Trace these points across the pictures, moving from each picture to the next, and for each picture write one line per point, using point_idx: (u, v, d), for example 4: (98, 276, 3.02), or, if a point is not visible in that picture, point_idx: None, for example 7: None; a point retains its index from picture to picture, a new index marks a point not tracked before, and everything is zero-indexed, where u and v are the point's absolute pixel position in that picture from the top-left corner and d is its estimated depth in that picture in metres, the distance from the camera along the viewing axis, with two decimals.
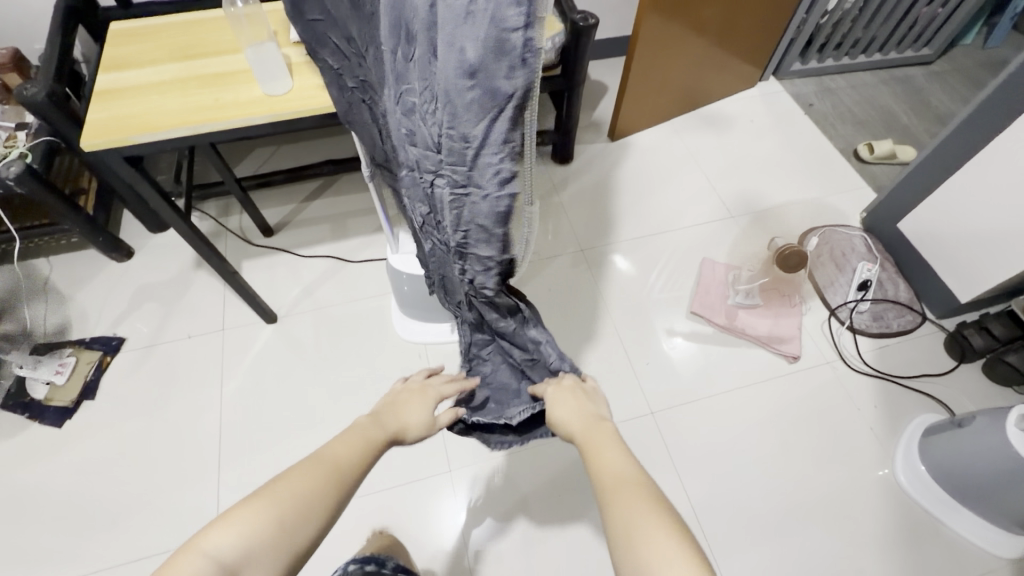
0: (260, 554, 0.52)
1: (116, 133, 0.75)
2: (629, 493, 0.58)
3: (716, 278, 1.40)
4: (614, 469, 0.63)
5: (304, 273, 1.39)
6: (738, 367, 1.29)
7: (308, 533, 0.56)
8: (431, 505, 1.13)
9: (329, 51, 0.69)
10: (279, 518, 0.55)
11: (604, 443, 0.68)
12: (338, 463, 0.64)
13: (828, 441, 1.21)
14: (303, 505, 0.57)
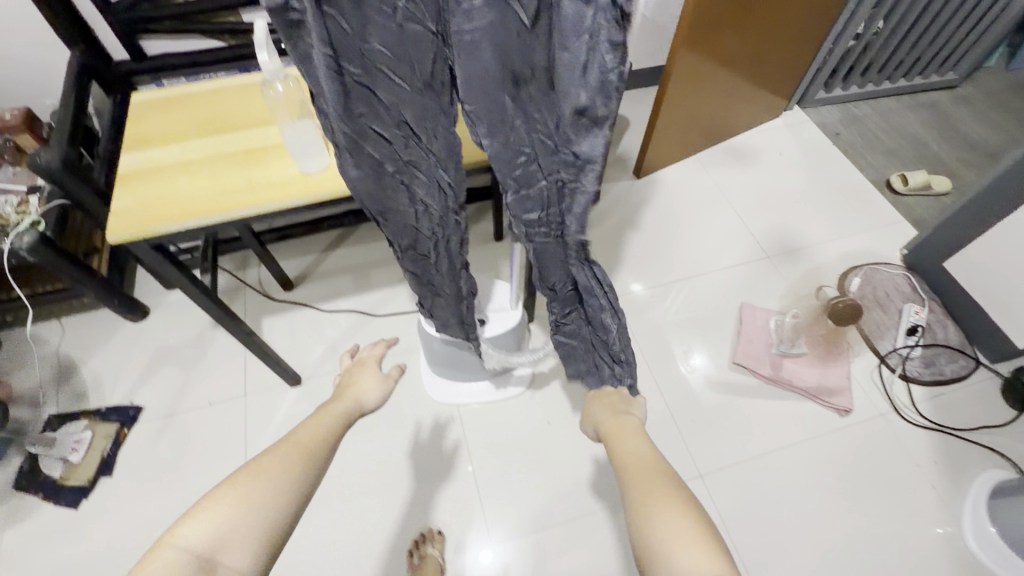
0: (234, 533, 0.58)
1: (144, 222, 0.70)
2: (652, 481, 0.66)
3: (759, 325, 1.34)
4: (634, 459, 0.72)
5: (329, 329, 1.35)
6: (787, 422, 1.23)
7: (278, 511, 0.62)
8: None
9: (371, 142, 0.64)
10: (243, 501, 0.61)
11: (623, 440, 0.79)
12: (295, 447, 0.71)
13: (890, 502, 1.13)
14: (266, 489, 0.63)
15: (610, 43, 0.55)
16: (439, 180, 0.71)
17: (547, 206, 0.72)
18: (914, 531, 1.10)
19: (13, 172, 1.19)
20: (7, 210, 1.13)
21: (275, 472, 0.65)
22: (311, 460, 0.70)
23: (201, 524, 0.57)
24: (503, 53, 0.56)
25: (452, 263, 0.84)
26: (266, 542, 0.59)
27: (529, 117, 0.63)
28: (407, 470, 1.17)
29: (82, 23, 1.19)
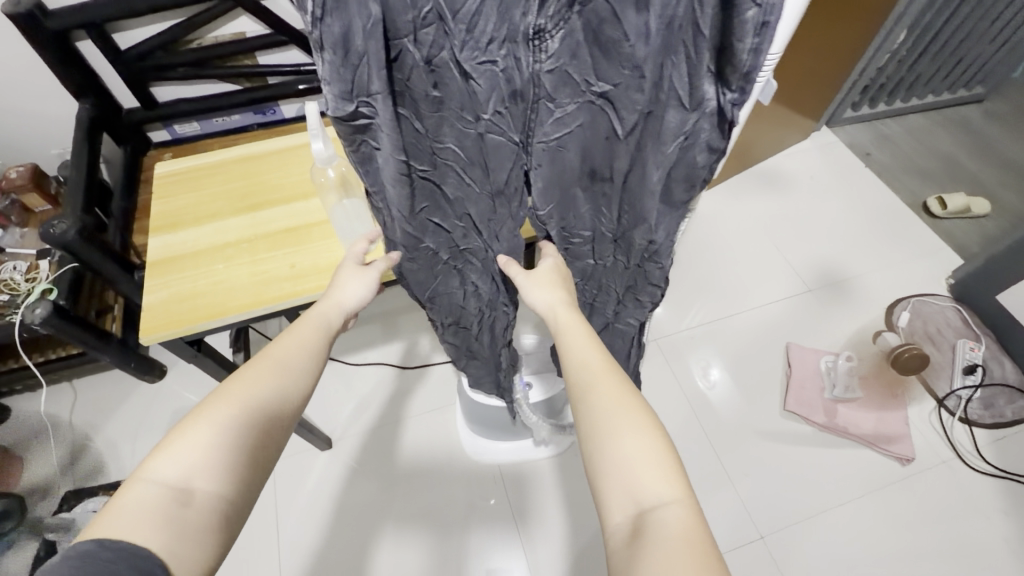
0: (208, 474, 0.43)
1: (179, 319, 0.64)
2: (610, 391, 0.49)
3: (809, 367, 1.29)
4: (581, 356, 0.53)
5: (357, 384, 1.28)
6: (846, 473, 1.17)
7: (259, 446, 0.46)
8: None
9: (429, 233, 0.58)
10: (222, 424, 0.45)
11: (578, 330, 0.55)
12: (274, 354, 0.51)
13: (961, 558, 1.07)
14: (248, 407, 0.47)
15: (708, 145, 0.46)
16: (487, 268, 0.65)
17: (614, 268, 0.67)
18: None
19: (21, 234, 1.12)
20: (16, 278, 1.06)
21: (254, 388, 0.48)
22: (294, 375, 0.51)
23: (176, 450, 0.43)
24: (588, 147, 0.51)
25: (492, 338, 0.78)
26: (253, 464, 0.46)
27: (595, 210, 0.59)
28: (448, 543, 1.09)
29: (93, 74, 1.12)
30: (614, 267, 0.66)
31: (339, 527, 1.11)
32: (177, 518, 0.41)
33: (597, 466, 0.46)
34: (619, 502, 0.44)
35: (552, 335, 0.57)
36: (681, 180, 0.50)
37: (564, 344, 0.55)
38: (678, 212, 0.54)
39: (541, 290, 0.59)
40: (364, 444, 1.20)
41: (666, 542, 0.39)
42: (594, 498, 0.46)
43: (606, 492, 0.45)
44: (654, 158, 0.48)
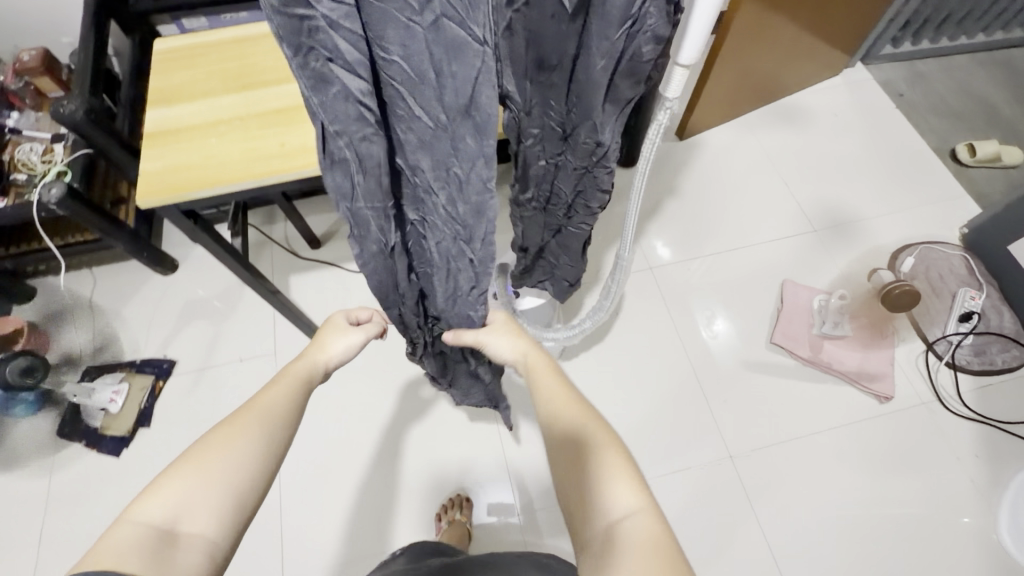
0: (200, 509, 0.48)
1: (173, 189, 0.66)
2: (576, 423, 0.57)
3: (800, 304, 1.29)
4: (550, 398, 0.62)
5: (355, 290, 1.33)
6: (822, 406, 1.20)
7: (242, 483, 0.51)
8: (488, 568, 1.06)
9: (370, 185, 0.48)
10: (209, 470, 0.50)
11: (552, 375, 0.65)
12: (270, 404, 0.58)
13: (922, 491, 1.12)
14: (236, 453, 0.52)
15: (654, 34, 0.48)
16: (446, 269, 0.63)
17: (561, 188, 0.69)
18: (945, 525, 1.09)
19: (36, 118, 1.15)
20: (32, 159, 1.10)
21: (253, 429, 0.54)
22: (281, 424, 0.57)
23: (165, 493, 0.47)
24: (537, 30, 0.50)
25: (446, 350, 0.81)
26: (238, 510, 0.50)
27: (543, 103, 0.58)
28: (435, 442, 1.17)
29: None
30: (564, 173, 0.66)
31: (337, 420, 1.20)
32: (164, 555, 0.44)
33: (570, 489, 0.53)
34: (590, 517, 0.50)
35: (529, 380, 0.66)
36: (625, 75, 0.52)
37: (539, 391, 0.63)
38: (622, 109, 0.57)
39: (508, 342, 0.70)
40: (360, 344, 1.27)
41: (628, 545, 0.45)
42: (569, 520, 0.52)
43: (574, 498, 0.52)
44: (597, 48, 0.50)
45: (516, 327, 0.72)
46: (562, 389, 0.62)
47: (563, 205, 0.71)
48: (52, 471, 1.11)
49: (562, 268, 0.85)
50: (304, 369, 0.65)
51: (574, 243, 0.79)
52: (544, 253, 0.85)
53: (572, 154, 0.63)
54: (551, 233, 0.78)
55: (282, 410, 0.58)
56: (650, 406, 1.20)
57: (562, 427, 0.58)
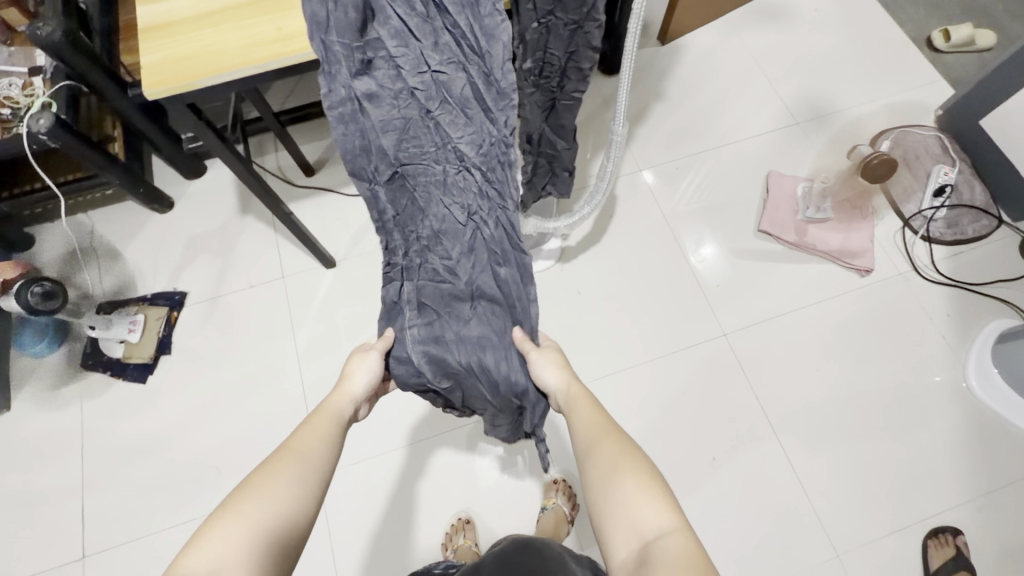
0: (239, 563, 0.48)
1: (175, 78, 0.68)
2: (610, 447, 0.59)
3: (785, 192, 1.35)
4: (584, 421, 0.63)
5: (353, 214, 1.34)
6: (809, 285, 1.28)
7: (285, 526, 0.53)
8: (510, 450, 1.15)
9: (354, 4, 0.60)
10: (248, 515, 0.51)
11: (583, 402, 0.65)
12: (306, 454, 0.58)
13: (901, 352, 1.22)
14: (273, 499, 0.53)
15: None
16: (462, 117, 0.69)
17: (558, 55, 0.72)
18: (920, 379, 1.19)
19: (9, 53, 1.12)
20: (14, 93, 1.08)
21: (284, 476, 0.55)
22: (315, 467, 0.58)
23: (206, 548, 0.49)
24: None
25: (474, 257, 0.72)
26: (280, 556, 0.51)
27: None
28: None
29: None
30: (558, 32, 0.69)
31: (350, 335, 1.23)
32: None
33: (602, 508, 0.56)
34: (624, 540, 0.53)
35: (561, 408, 0.66)
36: None
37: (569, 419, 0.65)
38: None
39: (552, 369, 0.68)
40: (364, 265, 1.29)
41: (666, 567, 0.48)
42: (602, 537, 0.56)
43: (611, 532, 0.54)
44: None
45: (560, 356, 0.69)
46: (600, 422, 0.62)
47: (556, 73, 0.75)
48: (82, 401, 1.16)
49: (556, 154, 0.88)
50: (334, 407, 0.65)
51: (570, 112, 0.81)
52: (542, 147, 0.87)
53: (563, 10, 0.67)
54: (545, 112, 0.81)
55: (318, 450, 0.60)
56: (646, 298, 1.26)
57: (600, 456, 0.59)
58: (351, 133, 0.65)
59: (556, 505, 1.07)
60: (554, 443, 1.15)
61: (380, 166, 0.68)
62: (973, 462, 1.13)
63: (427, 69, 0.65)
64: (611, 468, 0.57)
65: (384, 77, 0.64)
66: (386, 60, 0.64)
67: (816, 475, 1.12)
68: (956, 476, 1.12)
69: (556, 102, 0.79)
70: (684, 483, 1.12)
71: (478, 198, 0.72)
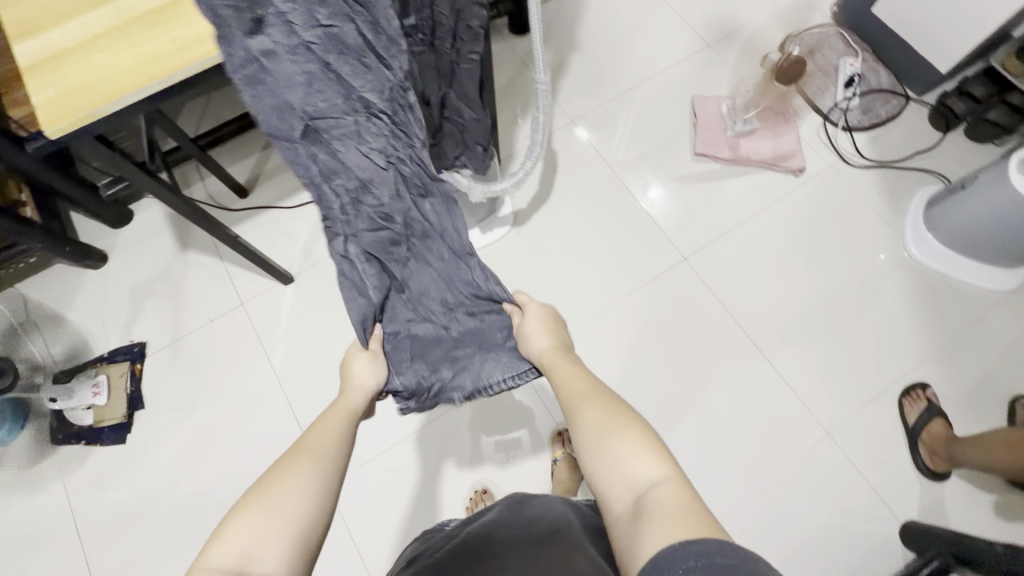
0: (264, 552, 0.49)
1: (76, 109, 0.64)
2: (597, 404, 0.61)
3: (711, 113, 1.40)
4: (572, 382, 0.66)
5: (299, 225, 1.31)
6: (752, 195, 1.33)
7: (303, 519, 0.52)
8: (510, 415, 1.17)
9: None
10: (271, 509, 0.52)
11: (571, 368, 0.68)
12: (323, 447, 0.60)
13: (845, 238, 1.30)
14: (295, 492, 0.54)
15: None
16: (363, 67, 0.66)
17: (444, 11, 0.70)
18: (867, 259, 1.28)
19: None
20: None
21: (305, 471, 0.56)
22: (334, 460, 0.59)
23: (230, 540, 0.49)
24: None
25: (401, 199, 0.73)
26: (302, 547, 0.51)
27: None
28: None
29: None
30: None
31: (326, 346, 1.21)
32: None
33: (593, 461, 0.56)
34: (618, 492, 0.53)
35: (546, 371, 0.70)
36: None
37: (556, 381, 0.68)
38: None
39: (535, 338, 0.73)
40: (322, 273, 1.27)
41: (660, 512, 0.47)
42: (596, 492, 0.55)
43: (606, 486, 0.54)
44: None
45: (544, 323, 0.75)
46: (585, 384, 0.65)
47: (447, 35, 0.73)
48: (63, 477, 1.11)
49: (467, 125, 0.88)
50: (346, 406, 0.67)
51: (471, 80, 0.81)
52: (447, 113, 0.86)
53: None
54: (446, 79, 0.80)
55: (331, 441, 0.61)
56: (606, 242, 1.30)
57: (589, 412, 0.61)
58: (259, 94, 0.62)
59: (566, 455, 1.10)
60: (549, 399, 1.18)
61: (292, 124, 0.64)
62: (928, 321, 1.22)
63: (319, 24, 0.62)
64: (599, 421, 0.59)
65: (278, 34, 0.60)
66: (276, 18, 0.60)
67: (795, 368, 1.19)
68: (916, 337, 1.21)
69: (452, 68, 0.78)
70: (678, 405, 1.17)
71: (393, 141, 0.70)
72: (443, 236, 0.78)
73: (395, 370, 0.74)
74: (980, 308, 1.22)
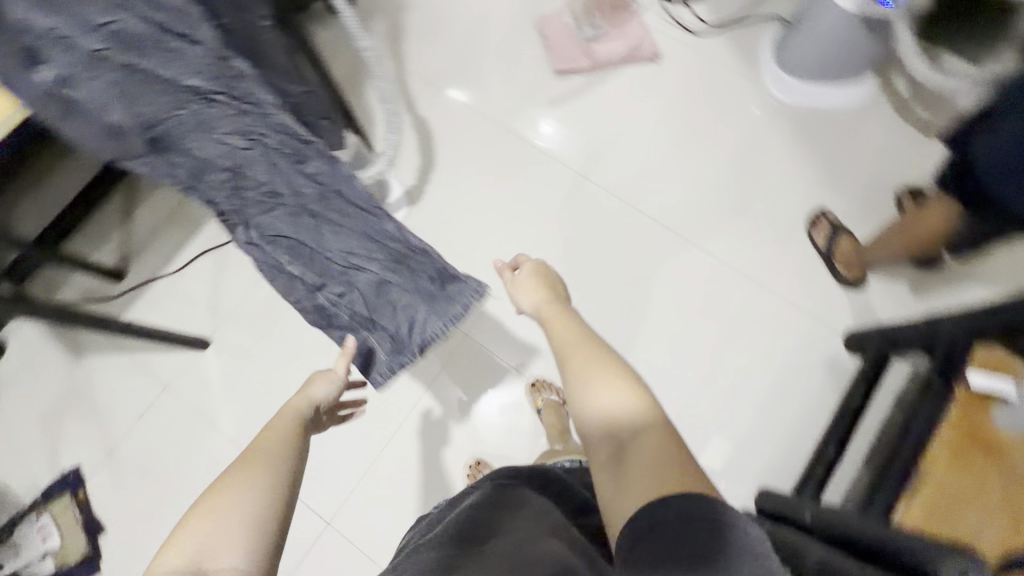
0: (219, 550, 0.47)
1: None
2: (588, 355, 0.61)
3: (557, 27, 1.39)
4: (565, 332, 0.67)
5: (193, 286, 1.22)
6: (621, 94, 1.36)
7: (259, 512, 0.51)
8: (477, 383, 1.18)
9: None
10: (224, 508, 0.50)
11: (562, 320, 0.69)
12: (272, 445, 0.58)
13: (717, 103, 1.35)
14: (246, 490, 0.52)
15: None
16: (168, 54, 0.62)
17: None
18: (741, 115, 1.34)
19: None
20: None
21: (256, 469, 0.54)
22: (283, 455, 0.57)
23: (181, 545, 0.48)
24: None
25: (280, 172, 0.78)
26: (262, 539, 0.50)
27: None
28: None
29: None
30: None
31: (271, 392, 1.15)
32: None
33: (583, 413, 0.56)
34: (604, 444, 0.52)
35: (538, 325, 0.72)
36: None
37: (548, 333, 0.68)
38: None
39: (526, 296, 0.74)
40: (238, 323, 1.19)
41: (644, 463, 0.47)
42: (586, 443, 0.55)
43: (594, 438, 0.54)
44: None
45: (538, 283, 0.75)
46: (577, 336, 0.65)
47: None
48: None
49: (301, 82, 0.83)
50: (296, 408, 0.67)
51: (278, 50, 0.76)
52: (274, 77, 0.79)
53: None
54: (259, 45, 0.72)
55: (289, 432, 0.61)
56: (504, 188, 1.29)
57: (578, 363, 0.60)
58: (86, 126, 0.64)
59: (546, 401, 1.13)
60: (508, 354, 1.20)
61: (136, 142, 0.67)
62: (809, 152, 1.31)
63: (97, 26, 0.57)
64: (586, 373, 0.58)
65: (61, 57, 0.57)
66: (46, 39, 0.56)
67: (713, 237, 1.26)
68: (804, 171, 1.29)
69: (255, 42, 0.72)
70: (624, 311, 1.21)
71: (244, 118, 0.72)
72: (340, 194, 0.85)
73: (376, 369, 0.92)
74: (847, 125, 1.32)
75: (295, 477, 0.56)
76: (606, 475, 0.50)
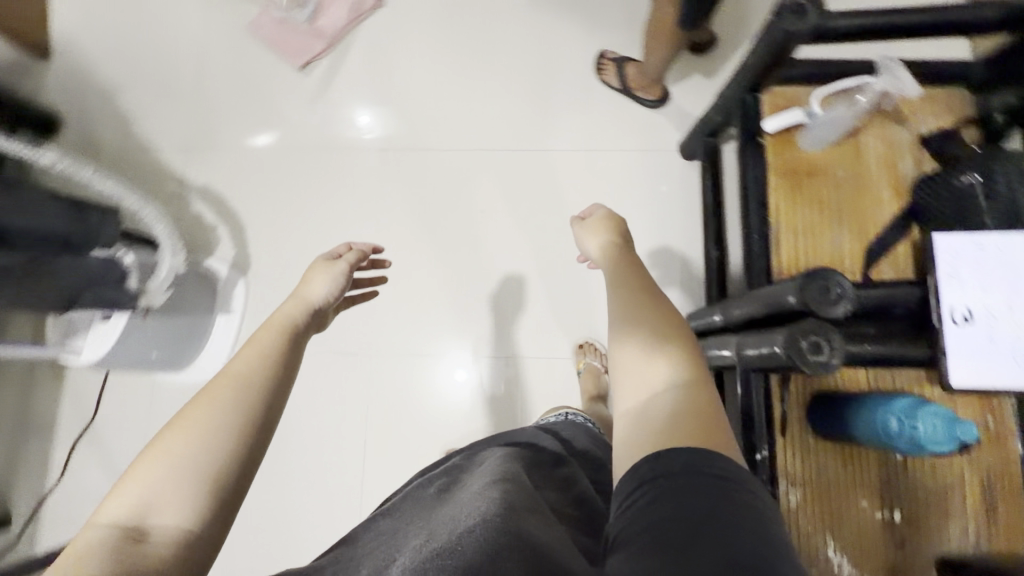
0: (173, 494, 0.45)
1: None
2: (638, 301, 0.55)
3: (274, 25, 1.31)
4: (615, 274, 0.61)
5: (86, 478, 1.12)
6: (372, 53, 1.29)
7: (222, 451, 0.49)
8: (407, 387, 1.16)
9: None
10: (180, 453, 0.47)
11: (614, 263, 0.64)
12: (238, 377, 0.55)
13: (461, 11, 1.31)
14: (209, 424, 0.50)
15: None
16: None
17: None
18: (489, 9, 1.31)
19: None
20: None
21: (219, 402, 0.52)
22: (251, 393, 0.54)
23: (128, 490, 0.45)
24: None
25: None
26: (219, 486, 0.47)
27: None
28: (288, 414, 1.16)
29: None
30: None
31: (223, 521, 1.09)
32: (128, 555, 0.41)
33: (618, 368, 0.51)
34: (630, 395, 0.48)
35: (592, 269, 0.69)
36: None
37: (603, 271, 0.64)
38: None
39: (590, 238, 0.71)
40: None
41: (674, 425, 0.44)
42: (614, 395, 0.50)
43: (623, 391, 0.49)
44: None
45: (607, 225, 0.71)
46: (632, 282, 0.58)
47: None
48: None
49: None
50: (287, 316, 0.66)
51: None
52: None
53: None
54: None
55: (257, 369, 0.56)
56: (321, 204, 1.24)
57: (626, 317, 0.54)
58: None
59: (588, 364, 1.12)
60: (418, 345, 1.18)
61: None
62: (564, 7, 1.30)
63: None
64: (632, 321, 0.53)
65: None
66: None
67: (528, 132, 1.25)
68: (569, 27, 1.29)
69: None
70: (491, 244, 1.21)
71: None
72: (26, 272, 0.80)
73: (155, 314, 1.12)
74: None
75: (261, 418, 0.53)
76: (629, 438, 0.45)
